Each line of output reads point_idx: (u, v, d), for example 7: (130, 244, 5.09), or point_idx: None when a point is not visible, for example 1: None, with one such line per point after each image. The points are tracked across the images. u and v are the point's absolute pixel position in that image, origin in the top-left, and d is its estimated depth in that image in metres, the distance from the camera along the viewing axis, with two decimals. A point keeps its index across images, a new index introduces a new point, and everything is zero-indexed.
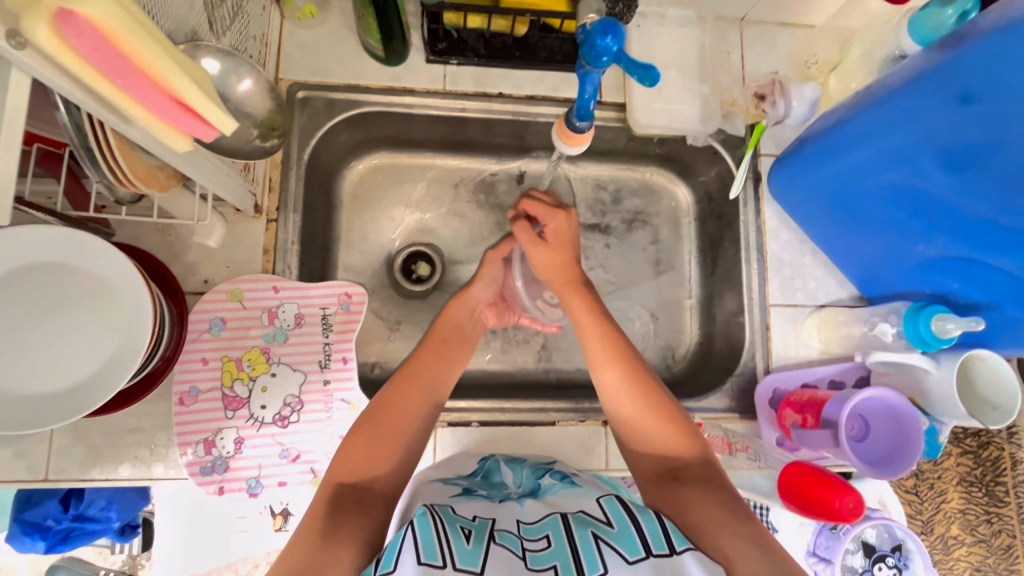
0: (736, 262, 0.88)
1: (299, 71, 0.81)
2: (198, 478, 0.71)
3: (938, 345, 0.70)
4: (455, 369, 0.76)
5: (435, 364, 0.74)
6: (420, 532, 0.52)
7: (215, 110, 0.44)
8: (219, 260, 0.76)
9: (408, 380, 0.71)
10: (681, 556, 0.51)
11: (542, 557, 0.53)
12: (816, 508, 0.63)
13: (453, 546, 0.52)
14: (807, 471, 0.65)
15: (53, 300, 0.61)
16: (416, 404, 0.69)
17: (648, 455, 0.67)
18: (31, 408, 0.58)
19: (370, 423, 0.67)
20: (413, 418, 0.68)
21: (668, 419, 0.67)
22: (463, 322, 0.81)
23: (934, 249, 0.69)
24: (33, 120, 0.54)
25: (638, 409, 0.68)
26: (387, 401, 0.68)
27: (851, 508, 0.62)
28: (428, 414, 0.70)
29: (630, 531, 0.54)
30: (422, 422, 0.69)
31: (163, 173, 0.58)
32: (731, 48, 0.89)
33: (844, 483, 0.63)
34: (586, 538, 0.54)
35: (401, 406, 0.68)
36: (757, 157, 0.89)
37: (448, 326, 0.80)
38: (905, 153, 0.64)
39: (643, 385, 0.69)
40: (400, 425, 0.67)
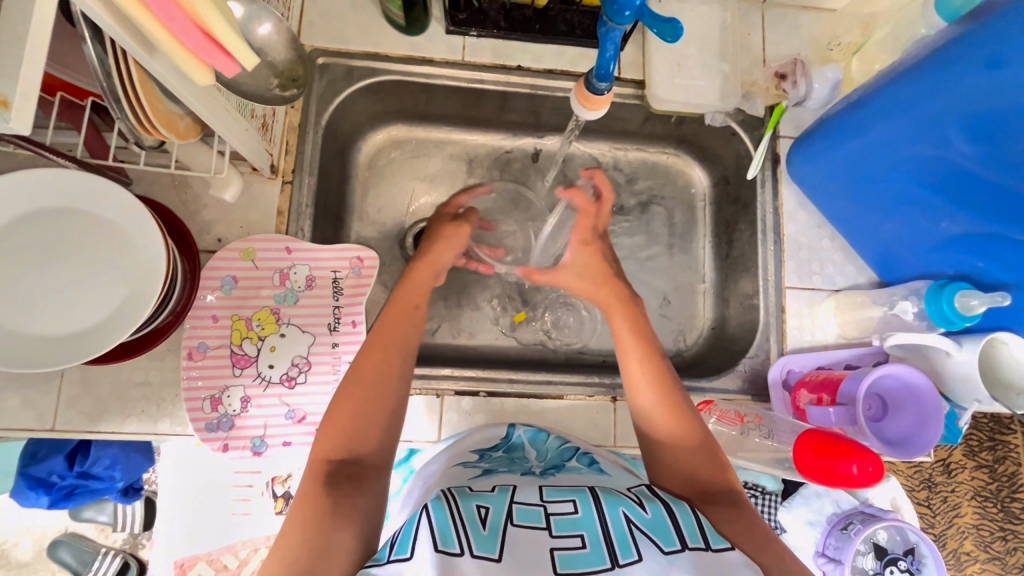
0: (751, 244, 0.87)
1: (320, 37, 0.82)
2: (203, 434, 0.70)
3: (963, 322, 0.69)
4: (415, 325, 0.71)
5: (400, 332, 0.69)
6: (435, 517, 0.49)
7: (238, 41, 0.45)
8: (233, 219, 0.76)
9: (381, 353, 0.67)
10: (721, 553, 0.49)
11: (567, 522, 0.51)
12: (832, 477, 0.62)
13: (468, 532, 0.48)
14: (820, 436, 0.63)
15: (69, 246, 0.61)
16: (390, 369, 0.66)
17: (670, 462, 0.64)
18: (44, 348, 0.59)
19: (349, 398, 0.63)
20: (391, 385, 0.65)
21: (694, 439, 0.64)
22: (426, 280, 0.77)
23: (958, 225, 0.68)
24: (58, 62, 0.55)
25: (670, 413, 0.66)
26: (365, 370, 0.65)
27: (870, 472, 0.61)
28: (404, 381, 0.66)
29: (665, 522, 0.52)
30: (397, 396, 0.65)
31: (183, 121, 0.59)
32: (754, 29, 0.88)
33: (860, 447, 0.62)
34: (619, 519, 0.52)
35: (371, 376, 0.65)
36: (776, 139, 0.88)
37: (410, 284, 0.75)
38: (926, 127, 0.63)
39: (671, 390, 0.67)
40: (380, 389, 0.64)
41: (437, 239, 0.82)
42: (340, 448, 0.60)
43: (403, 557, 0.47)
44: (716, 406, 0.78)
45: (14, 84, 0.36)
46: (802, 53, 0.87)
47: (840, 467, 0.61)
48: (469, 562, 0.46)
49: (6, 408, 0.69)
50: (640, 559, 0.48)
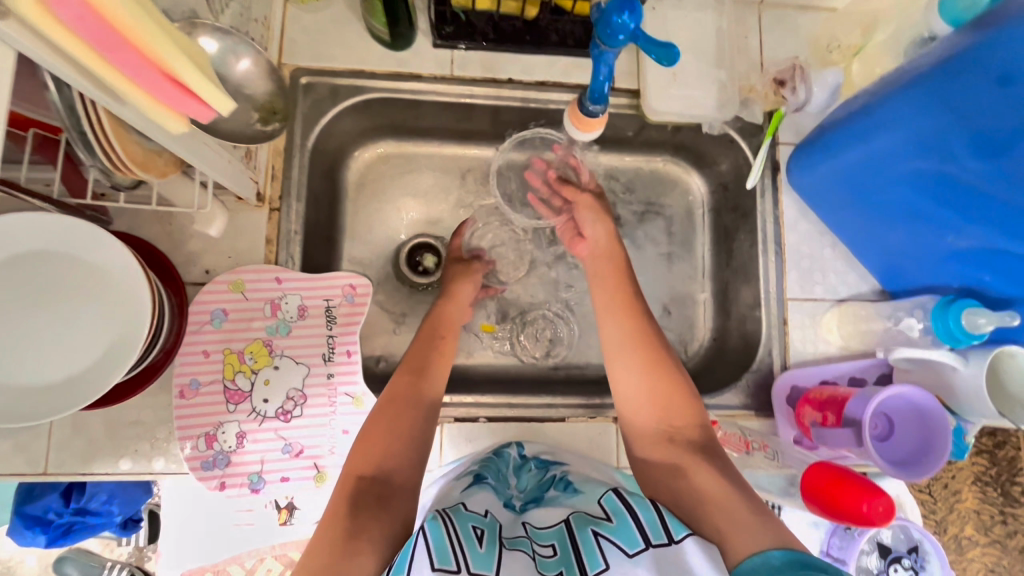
0: (752, 254, 0.85)
1: (303, 56, 0.79)
2: (198, 473, 0.69)
3: (970, 340, 0.67)
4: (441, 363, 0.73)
5: (431, 358, 0.72)
6: (431, 536, 0.51)
7: (212, 89, 0.43)
8: (220, 250, 0.74)
9: (413, 374, 0.69)
10: (681, 544, 0.50)
11: (549, 562, 0.52)
12: (841, 510, 0.61)
13: (466, 551, 0.51)
14: (833, 474, 0.63)
15: (48, 291, 0.59)
16: (425, 393, 0.68)
17: (642, 409, 0.67)
18: (31, 399, 0.57)
19: (385, 416, 0.65)
20: (414, 419, 0.66)
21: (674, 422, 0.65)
22: (454, 315, 0.80)
23: (964, 240, 0.66)
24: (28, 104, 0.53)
25: (644, 362, 0.68)
26: (397, 394, 0.67)
27: (880, 511, 0.59)
28: (436, 407, 0.68)
29: (628, 523, 0.53)
30: (428, 419, 0.67)
31: (161, 158, 0.57)
32: (751, 32, 0.86)
33: (871, 486, 0.61)
34: (587, 536, 0.53)
35: (406, 398, 0.67)
36: (775, 146, 0.86)
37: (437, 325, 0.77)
38: (930, 140, 0.61)
39: (647, 340, 0.70)
40: (408, 421, 0.66)
41: (455, 277, 0.83)
42: (359, 483, 0.60)
43: None
44: (720, 428, 0.76)
45: None
46: (801, 56, 0.85)
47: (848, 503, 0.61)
48: None
49: None
50: (608, 567, 0.49)
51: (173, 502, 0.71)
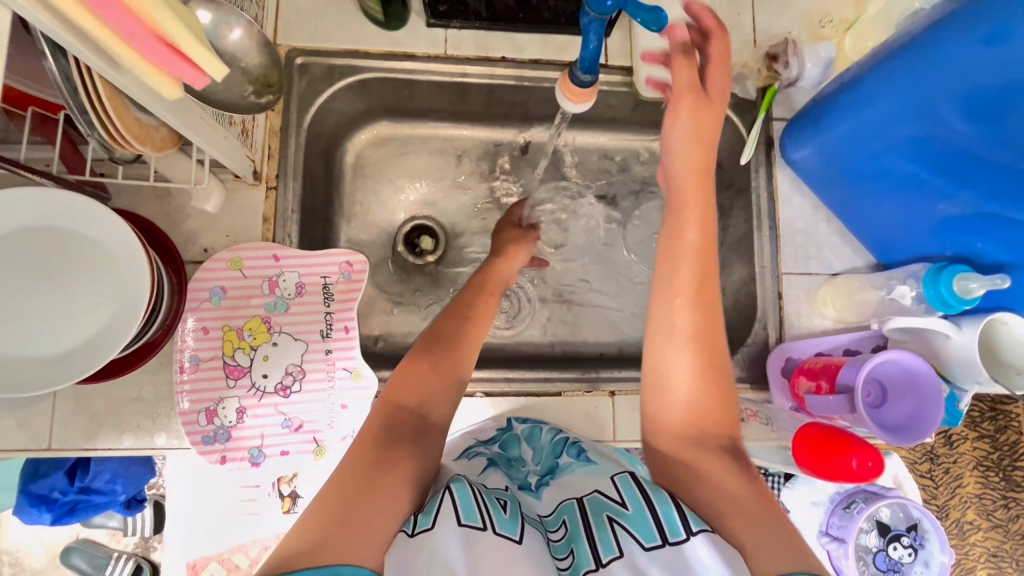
0: (747, 230, 0.86)
1: (298, 37, 0.80)
2: (199, 447, 0.70)
3: (962, 306, 0.67)
4: (467, 353, 0.68)
5: (484, 306, 0.74)
6: (458, 494, 0.53)
7: (205, 54, 0.43)
8: (219, 229, 0.75)
9: (463, 318, 0.71)
10: (696, 539, 0.48)
11: (562, 545, 0.54)
12: (831, 472, 0.63)
13: (491, 515, 0.52)
14: (816, 434, 0.64)
15: (51, 265, 0.60)
16: (473, 335, 0.70)
17: (669, 413, 0.58)
18: (33, 370, 0.58)
19: (433, 353, 0.65)
20: (444, 388, 0.63)
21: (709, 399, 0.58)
22: (503, 274, 0.81)
23: (955, 207, 0.66)
24: (26, 77, 0.54)
25: (695, 372, 0.58)
26: (444, 333, 0.68)
27: (869, 466, 0.62)
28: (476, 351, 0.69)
29: (645, 515, 0.52)
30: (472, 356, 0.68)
31: (158, 132, 0.57)
32: (743, 9, 0.86)
33: (861, 443, 0.63)
34: (603, 523, 0.53)
35: (455, 336, 0.68)
36: (769, 121, 0.86)
37: (456, 308, 0.73)
38: (918, 106, 0.62)
39: (715, 354, 0.59)
40: (434, 390, 0.62)
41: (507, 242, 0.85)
42: (388, 419, 0.57)
43: (427, 527, 0.48)
44: None
45: None
46: (793, 32, 0.85)
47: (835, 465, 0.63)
48: (491, 536, 0.49)
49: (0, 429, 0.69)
50: (621, 556, 0.50)
51: (177, 485, 0.71)
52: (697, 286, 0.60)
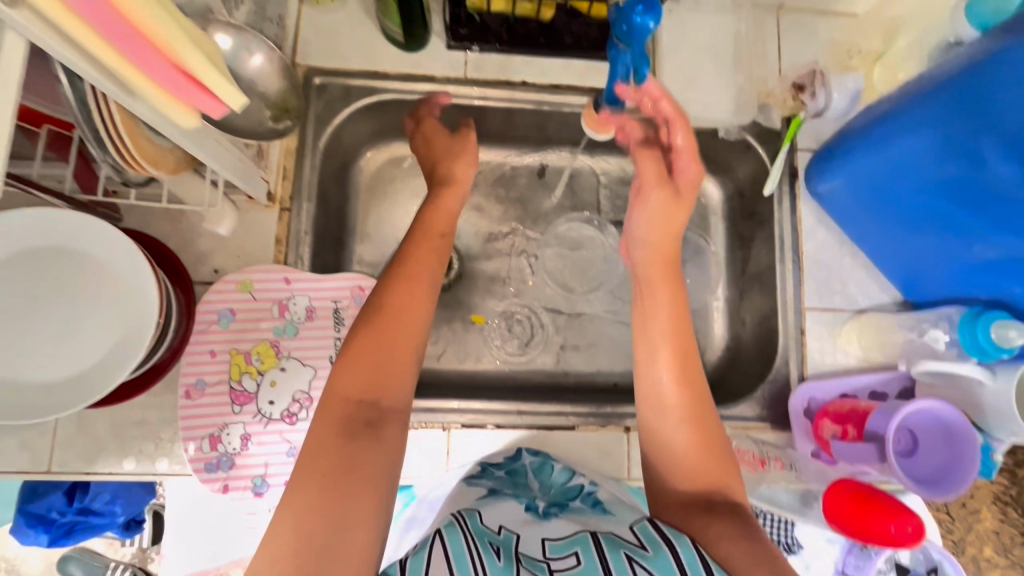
0: (769, 262, 0.83)
1: (316, 56, 0.79)
2: (202, 475, 0.68)
3: (999, 354, 0.64)
4: (418, 312, 0.60)
5: (429, 262, 0.65)
6: (450, 541, 0.50)
7: (224, 84, 0.42)
8: (230, 250, 0.73)
9: (406, 280, 0.62)
10: None
11: None
12: (867, 532, 0.62)
13: (485, 566, 0.48)
14: (853, 491, 0.64)
15: (58, 287, 0.59)
16: (413, 294, 0.60)
17: (670, 477, 0.57)
18: (35, 396, 0.56)
19: (372, 327, 0.57)
20: (394, 366, 0.55)
21: (708, 457, 0.57)
22: (450, 206, 0.72)
23: (991, 250, 0.64)
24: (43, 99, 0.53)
25: (688, 433, 0.58)
26: (386, 302, 0.59)
27: (909, 532, 0.61)
28: (424, 310, 0.60)
29: (667, 557, 0.48)
30: (421, 317, 0.60)
31: (173, 155, 0.56)
32: (769, 37, 0.84)
33: (896, 505, 0.62)
34: (619, 560, 0.48)
35: (395, 302, 0.59)
36: (794, 152, 0.84)
37: (409, 262, 0.64)
38: (954, 147, 0.60)
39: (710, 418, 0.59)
40: (385, 370, 0.55)
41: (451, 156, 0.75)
42: (340, 420, 0.51)
43: None
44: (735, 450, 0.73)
45: None
46: (820, 61, 0.83)
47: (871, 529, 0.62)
48: None
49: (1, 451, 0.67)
50: None
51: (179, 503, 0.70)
52: (674, 345, 0.62)
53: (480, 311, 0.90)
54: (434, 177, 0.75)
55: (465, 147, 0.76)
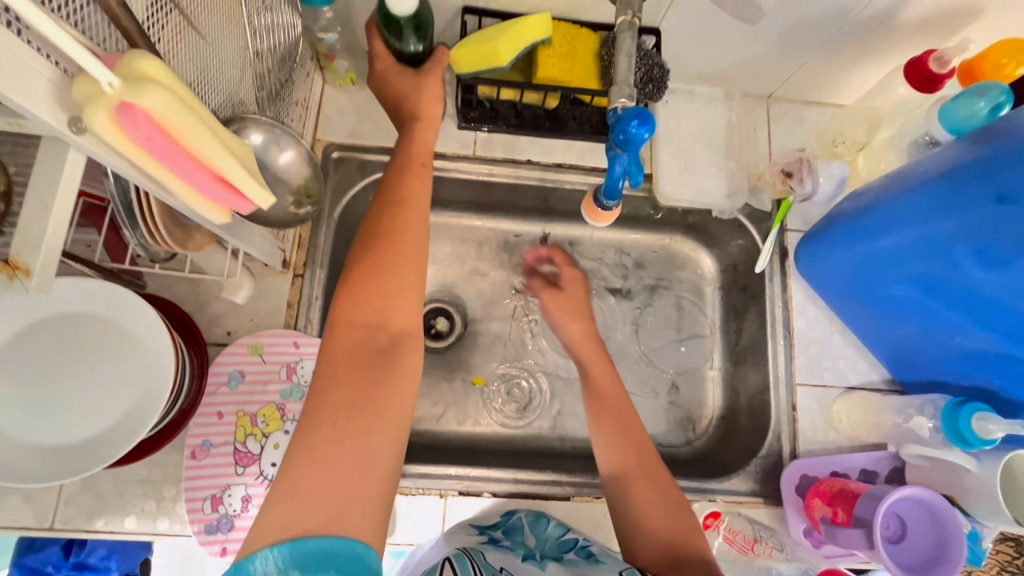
0: (761, 336, 0.86)
1: (336, 133, 0.84)
2: (201, 537, 0.69)
3: (981, 446, 0.66)
4: (420, 240, 0.56)
5: (419, 184, 0.59)
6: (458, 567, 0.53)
7: (254, 187, 0.46)
8: (243, 313, 0.77)
9: (399, 201, 0.57)
10: None
11: None
12: None
13: None
14: None
15: (81, 353, 0.62)
16: (412, 214, 0.57)
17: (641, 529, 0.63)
18: (48, 458, 0.59)
19: (368, 247, 0.54)
20: (400, 290, 0.52)
21: (663, 502, 0.65)
22: (425, 141, 0.64)
23: (972, 341, 0.66)
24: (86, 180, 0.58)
25: (640, 480, 0.67)
26: (384, 222, 0.55)
27: None
28: (423, 225, 0.57)
29: None
30: (421, 232, 0.56)
31: (198, 233, 0.60)
32: (759, 126, 0.91)
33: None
34: None
35: (391, 221, 0.55)
36: (784, 232, 0.88)
37: (411, 184, 0.59)
38: (932, 244, 0.64)
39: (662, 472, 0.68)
40: (389, 296, 0.52)
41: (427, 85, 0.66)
42: (351, 343, 0.49)
43: None
44: (724, 519, 0.75)
45: (37, 254, 0.37)
46: (807, 148, 0.89)
47: None
48: None
49: (7, 506, 0.69)
50: None
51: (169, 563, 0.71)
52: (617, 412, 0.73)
53: (481, 374, 0.93)
54: (401, 118, 0.67)
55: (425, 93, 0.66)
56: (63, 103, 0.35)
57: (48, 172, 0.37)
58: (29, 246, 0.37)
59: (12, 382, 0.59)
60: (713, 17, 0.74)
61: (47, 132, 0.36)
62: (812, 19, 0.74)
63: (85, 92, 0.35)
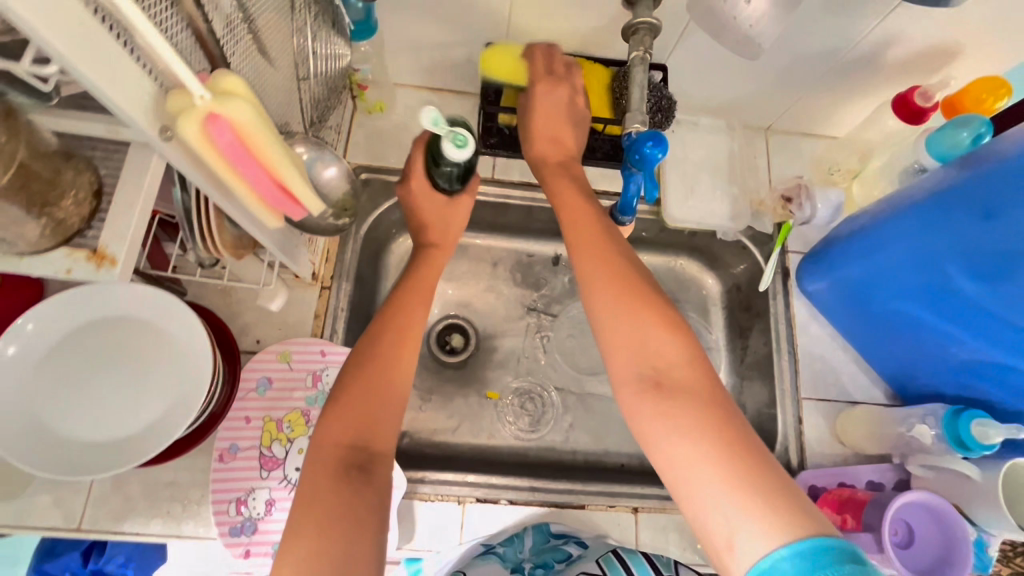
0: (766, 352, 0.90)
1: (365, 156, 0.90)
2: (226, 539, 0.70)
3: (981, 450, 0.68)
4: (407, 363, 0.63)
5: (412, 312, 0.67)
6: None
7: (307, 192, 0.51)
8: (273, 322, 0.81)
9: (393, 329, 0.65)
10: None
11: None
12: None
13: None
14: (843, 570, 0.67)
15: (121, 352, 0.65)
16: (404, 343, 0.64)
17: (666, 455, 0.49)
18: (93, 453, 0.62)
19: (360, 370, 0.60)
20: (388, 411, 0.59)
21: (697, 425, 0.48)
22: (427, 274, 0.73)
23: (964, 353, 0.70)
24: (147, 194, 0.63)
25: (658, 358, 0.53)
26: (378, 349, 0.63)
27: None
28: (411, 356, 0.64)
29: None
30: (410, 360, 0.64)
31: (243, 242, 0.65)
32: (759, 155, 0.97)
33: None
34: None
35: (385, 348, 0.63)
36: (785, 254, 0.93)
37: (402, 304, 0.67)
38: (923, 259, 0.68)
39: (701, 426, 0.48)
40: (379, 416, 0.58)
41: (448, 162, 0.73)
42: (335, 459, 0.54)
43: None
44: None
45: (123, 244, 0.41)
46: (803, 176, 0.95)
47: None
48: None
49: (35, 506, 0.70)
50: None
51: None
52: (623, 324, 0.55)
53: (496, 387, 0.96)
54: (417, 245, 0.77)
55: (426, 219, 0.77)
56: (159, 112, 0.39)
57: (135, 174, 0.42)
58: (116, 237, 0.41)
59: (61, 378, 0.62)
60: (716, 54, 0.81)
61: (141, 139, 0.41)
62: (807, 58, 0.81)
63: (179, 104, 0.40)
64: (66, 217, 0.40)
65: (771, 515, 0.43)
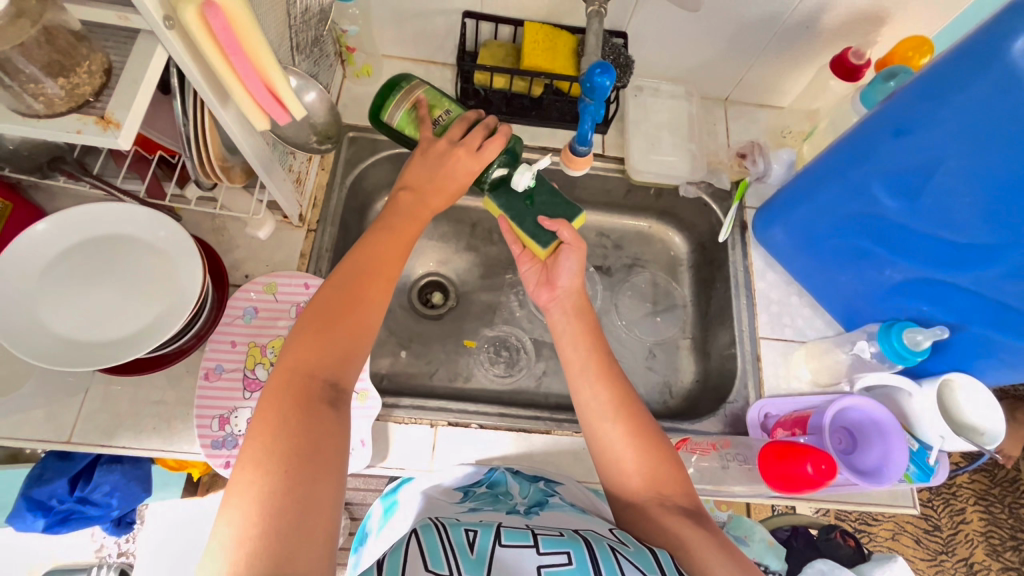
0: (727, 299, 0.95)
1: (351, 117, 0.98)
2: (207, 450, 0.74)
3: (914, 357, 0.76)
4: (373, 307, 0.64)
5: (386, 259, 0.68)
6: (426, 540, 0.53)
7: (291, 95, 0.58)
8: (261, 259, 0.86)
9: (365, 271, 0.65)
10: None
11: (554, 541, 0.56)
12: (791, 477, 0.67)
13: (457, 556, 0.53)
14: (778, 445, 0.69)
15: (120, 265, 0.71)
16: (377, 289, 0.65)
17: (628, 483, 0.66)
18: (87, 351, 0.66)
19: (328, 307, 0.61)
20: (355, 352, 0.61)
21: (650, 449, 0.66)
22: (406, 227, 0.72)
23: (899, 273, 0.77)
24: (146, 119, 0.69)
25: (625, 442, 0.66)
26: (349, 289, 0.63)
27: (823, 469, 0.65)
28: (383, 301, 0.65)
29: (644, 551, 0.57)
30: (380, 303, 0.65)
31: (234, 169, 0.72)
32: (718, 122, 1.05)
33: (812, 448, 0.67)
34: (605, 548, 0.56)
35: (357, 289, 0.63)
36: (743, 209, 0.99)
37: (375, 252, 0.68)
38: (856, 187, 0.74)
39: (631, 415, 0.68)
40: (347, 356, 0.60)
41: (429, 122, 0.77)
42: (301, 394, 0.55)
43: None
44: (691, 442, 0.80)
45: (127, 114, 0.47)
46: (758, 139, 1.03)
47: (796, 475, 0.66)
48: None
49: (28, 420, 0.74)
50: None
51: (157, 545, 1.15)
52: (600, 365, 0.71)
53: (473, 337, 1.00)
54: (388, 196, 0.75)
55: (445, 183, 0.73)
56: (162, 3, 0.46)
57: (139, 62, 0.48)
58: (123, 110, 0.47)
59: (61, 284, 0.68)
60: (670, 21, 0.90)
61: (145, 26, 0.47)
62: (752, 24, 0.90)
63: None
64: (80, 83, 0.47)
65: (705, 552, 0.60)
